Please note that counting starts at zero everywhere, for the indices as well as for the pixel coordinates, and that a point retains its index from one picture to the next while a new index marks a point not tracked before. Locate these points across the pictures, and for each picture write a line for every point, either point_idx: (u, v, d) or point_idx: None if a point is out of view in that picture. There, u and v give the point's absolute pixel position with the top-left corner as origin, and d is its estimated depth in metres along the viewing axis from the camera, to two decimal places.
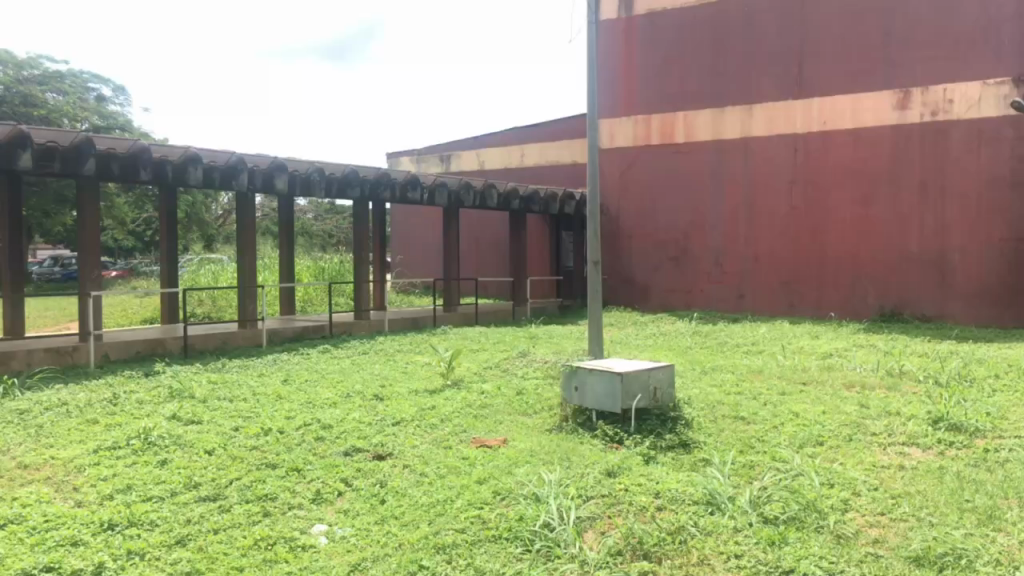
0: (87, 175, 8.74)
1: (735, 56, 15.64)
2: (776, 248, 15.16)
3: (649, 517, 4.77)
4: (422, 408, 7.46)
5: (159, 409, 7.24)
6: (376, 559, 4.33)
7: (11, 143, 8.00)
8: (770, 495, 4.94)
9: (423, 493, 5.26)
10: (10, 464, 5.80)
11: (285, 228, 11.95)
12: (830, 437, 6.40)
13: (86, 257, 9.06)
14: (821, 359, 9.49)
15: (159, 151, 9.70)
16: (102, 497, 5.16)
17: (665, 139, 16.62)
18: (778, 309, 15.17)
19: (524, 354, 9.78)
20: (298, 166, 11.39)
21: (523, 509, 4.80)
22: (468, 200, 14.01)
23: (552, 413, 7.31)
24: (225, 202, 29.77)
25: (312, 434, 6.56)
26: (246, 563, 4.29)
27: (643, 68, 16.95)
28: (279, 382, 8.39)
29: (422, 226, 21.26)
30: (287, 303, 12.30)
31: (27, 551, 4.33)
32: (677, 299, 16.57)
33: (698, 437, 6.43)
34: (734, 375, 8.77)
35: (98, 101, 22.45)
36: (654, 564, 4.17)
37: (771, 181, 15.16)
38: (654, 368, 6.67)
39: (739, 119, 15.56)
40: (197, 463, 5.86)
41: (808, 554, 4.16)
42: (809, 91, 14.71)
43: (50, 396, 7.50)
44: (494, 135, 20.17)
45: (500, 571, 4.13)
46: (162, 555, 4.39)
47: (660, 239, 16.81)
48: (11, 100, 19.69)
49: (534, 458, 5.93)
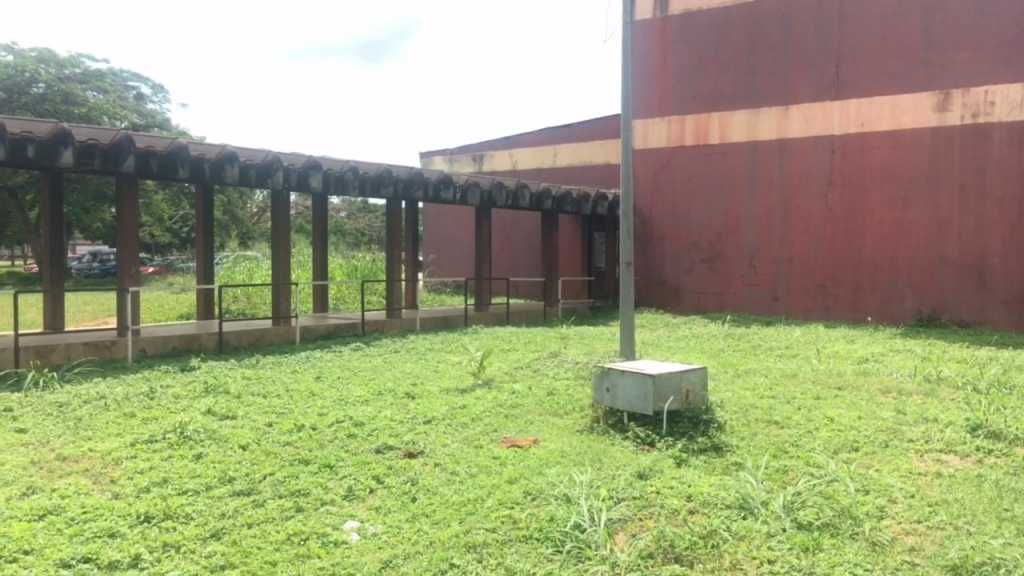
0: (126, 173, 8.89)
1: (771, 56, 15.48)
2: (812, 250, 14.98)
3: (681, 520, 4.75)
4: (453, 407, 7.48)
5: (194, 403, 7.34)
6: (408, 556, 4.35)
7: (55, 140, 8.16)
8: (804, 500, 4.90)
9: (454, 492, 5.27)
10: (50, 455, 5.93)
11: (319, 226, 12.02)
12: (865, 442, 6.31)
13: (125, 251, 9.20)
14: (857, 364, 9.36)
15: (197, 149, 9.82)
16: (139, 489, 5.25)
17: (699, 139, 16.52)
18: (813, 312, 15.00)
19: (556, 355, 9.76)
20: (333, 165, 11.46)
21: (554, 510, 4.78)
22: (500, 199, 14.00)
23: (584, 414, 7.29)
24: (260, 200, 30.11)
25: (345, 431, 6.62)
26: (280, 558, 4.33)
27: (679, 68, 16.84)
28: (311, 378, 8.46)
29: (455, 227, 21.32)
30: (320, 301, 12.39)
31: (65, 541, 4.42)
32: (710, 301, 16.49)
33: (730, 440, 6.37)
34: (768, 379, 8.68)
35: (138, 100, 22.82)
36: (685, 568, 4.15)
37: (807, 182, 14.99)
38: (685, 370, 6.63)
39: (774, 119, 15.41)
40: (232, 457, 5.93)
41: (843, 561, 4.11)
42: (846, 91, 14.50)
43: (89, 389, 7.64)
44: (527, 134, 20.19)
45: (531, 571, 4.13)
46: (197, 547, 4.45)
47: (692, 240, 16.73)
48: (52, 98, 20.02)
49: (566, 458, 5.93)
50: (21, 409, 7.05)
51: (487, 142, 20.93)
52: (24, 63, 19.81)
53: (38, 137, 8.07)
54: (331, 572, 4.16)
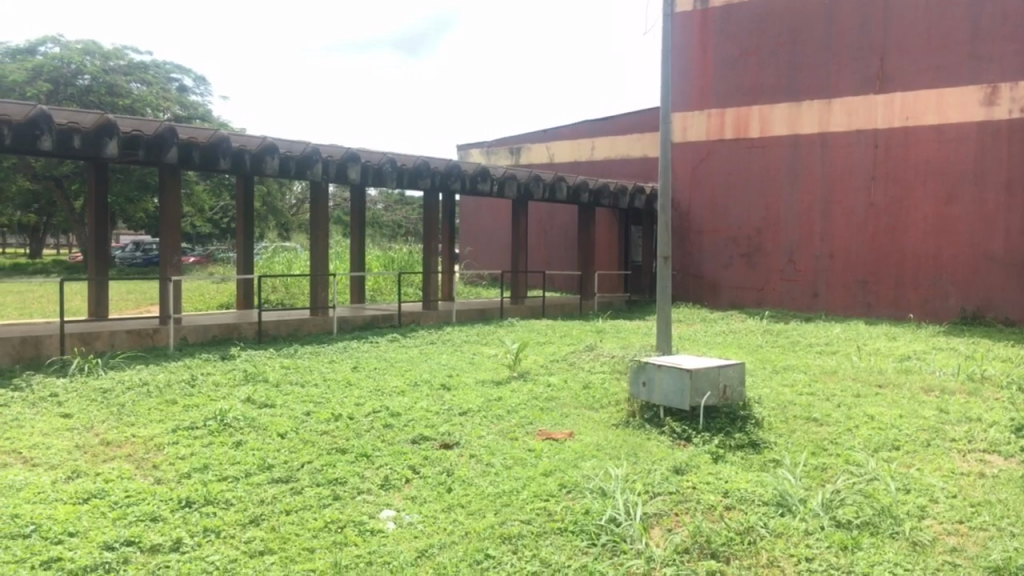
0: (169, 163, 9.01)
1: (813, 49, 15.25)
2: (852, 246, 14.76)
3: (718, 516, 4.72)
4: (488, 399, 7.50)
5: (234, 391, 7.45)
6: (444, 545, 4.38)
7: (100, 131, 8.30)
8: (844, 498, 4.85)
9: (489, 483, 5.29)
10: (94, 440, 6.06)
11: (357, 217, 12.08)
12: (906, 441, 6.22)
13: (167, 242, 9.33)
14: (899, 362, 9.21)
15: (238, 140, 9.92)
16: (180, 475, 5.35)
17: (739, 133, 16.34)
18: (854, 309, 14.78)
19: (592, 348, 9.74)
20: (371, 157, 11.51)
21: (589, 504, 4.77)
22: (538, 192, 13.98)
23: (619, 408, 7.26)
24: (299, 190, 30.41)
25: (381, 422, 6.66)
26: (318, 545, 4.38)
27: (719, 61, 16.67)
28: (348, 369, 8.52)
29: (492, 219, 21.35)
30: (357, 292, 12.48)
31: (109, 524, 4.51)
32: (749, 296, 16.36)
33: (767, 437, 6.32)
34: (807, 376, 8.59)
35: (180, 91, 23.12)
36: (722, 564, 4.12)
37: (849, 177, 14.76)
38: (723, 365, 6.57)
39: (816, 112, 15.18)
40: (270, 445, 6.00)
41: (882, 560, 4.06)
42: (891, 84, 14.23)
43: (133, 375, 7.79)
44: (565, 127, 20.13)
45: (566, 564, 4.12)
46: (237, 533, 4.52)
47: (731, 235, 16.59)
48: (98, 90, 20.38)
49: (602, 452, 5.91)
50: (66, 394, 7.21)
51: (524, 134, 20.90)
52: (70, 55, 20.20)
53: (83, 128, 8.23)
54: (368, 559, 4.19)
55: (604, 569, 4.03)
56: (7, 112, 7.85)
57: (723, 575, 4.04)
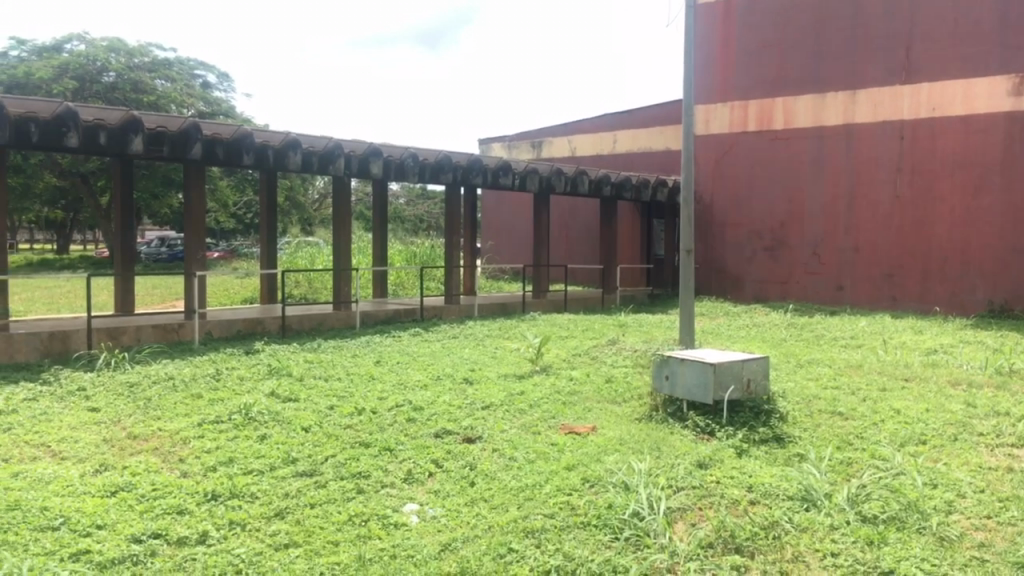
0: (194, 159, 9.08)
1: (838, 39, 15.11)
2: (878, 239, 14.63)
3: (742, 511, 4.70)
4: (511, 393, 7.50)
5: (258, 385, 7.50)
6: (466, 539, 4.39)
7: (125, 127, 8.38)
8: (870, 493, 4.81)
9: (513, 477, 5.29)
10: (121, 434, 6.12)
11: (379, 211, 12.11)
12: (933, 436, 6.15)
13: (192, 237, 9.40)
14: (926, 356, 9.12)
15: (262, 135, 9.98)
16: (206, 468, 5.39)
17: (762, 125, 16.23)
18: (879, 303, 14.65)
19: (614, 342, 9.73)
20: (393, 152, 11.53)
21: (612, 498, 4.77)
22: (559, 185, 13.96)
23: (642, 402, 7.24)
24: (321, 185, 30.56)
25: (404, 416, 6.69)
26: (342, 538, 4.40)
27: (742, 53, 16.56)
28: (371, 363, 8.55)
29: (514, 213, 21.35)
30: (379, 287, 12.51)
31: (136, 517, 4.57)
32: (772, 290, 16.27)
33: (792, 431, 6.28)
34: (831, 369, 8.52)
35: (205, 88, 23.25)
36: (746, 559, 4.11)
37: (874, 168, 14.61)
38: (746, 359, 6.54)
39: (841, 103, 15.05)
40: (295, 439, 6.04)
41: (909, 555, 4.03)
42: (917, 75, 14.07)
43: (159, 370, 7.86)
44: (586, 121, 20.08)
45: (589, 557, 4.11)
46: (262, 526, 4.55)
47: (754, 228, 16.50)
48: (122, 87, 20.58)
49: (625, 446, 5.90)
50: (94, 388, 7.28)
51: (545, 128, 20.88)
52: (96, 53, 20.47)
53: (109, 125, 8.31)
54: (392, 553, 4.21)
55: (628, 563, 4.02)
56: (33, 109, 7.97)
57: (748, 570, 4.03)
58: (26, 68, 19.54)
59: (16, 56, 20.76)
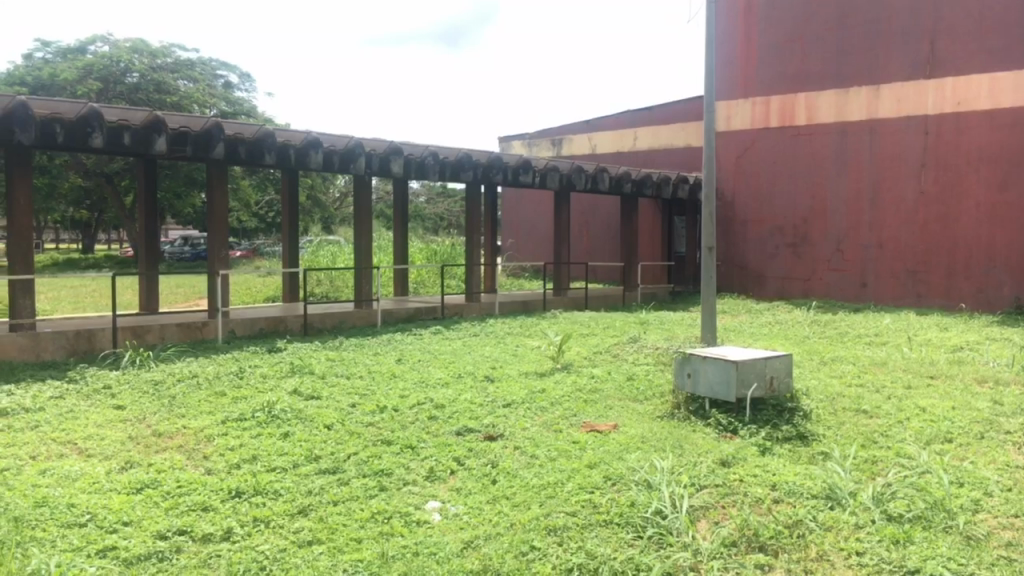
0: (216, 159, 9.14)
1: (860, 33, 14.96)
2: (902, 235, 14.49)
3: (766, 510, 4.67)
4: (532, 391, 7.50)
5: (281, 383, 7.54)
6: (489, 537, 4.39)
7: (148, 128, 8.45)
8: (895, 492, 4.76)
9: (534, 475, 5.29)
10: (146, 431, 6.18)
11: (400, 210, 12.13)
12: (959, 434, 6.07)
13: (215, 236, 9.48)
14: (952, 353, 9.02)
15: (284, 135, 10.03)
16: (231, 465, 5.43)
17: (785, 121, 16.12)
18: (904, 299, 14.51)
19: (636, 340, 9.70)
20: (414, 150, 11.55)
21: (634, 496, 4.75)
22: (580, 182, 13.93)
23: (664, 400, 7.21)
24: (342, 184, 30.69)
25: (426, 413, 6.71)
26: (365, 535, 4.42)
27: (764, 48, 16.44)
28: (392, 361, 8.59)
29: (535, 211, 21.34)
30: (400, 285, 12.55)
31: (162, 514, 4.61)
32: (795, 287, 16.15)
33: (816, 429, 6.23)
34: (856, 367, 8.45)
35: (226, 88, 23.38)
36: (770, 557, 4.08)
37: (898, 164, 14.47)
38: (769, 357, 6.48)
39: (864, 99, 14.91)
40: (318, 437, 6.07)
41: (935, 554, 3.99)
42: (941, 68, 13.92)
43: (183, 368, 7.93)
44: (607, 118, 20.03)
45: (612, 556, 4.10)
46: (285, 523, 4.57)
47: (777, 224, 16.39)
48: (146, 88, 20.76)
49: (647, 444, 5.88)
50: (119, 387, 7.35)
51: (566, 126, 20.85)
52: (119, 54, 20.54)
53: (133, 125, 8.38)
54: (415, 550, 4.22)
55: (651, 561, 4.01)
56: (59, 109, 8.08)
57: (771, 568, 4.01)
58: (51, 69, 19.80)
59: (41, 57, 20.98)
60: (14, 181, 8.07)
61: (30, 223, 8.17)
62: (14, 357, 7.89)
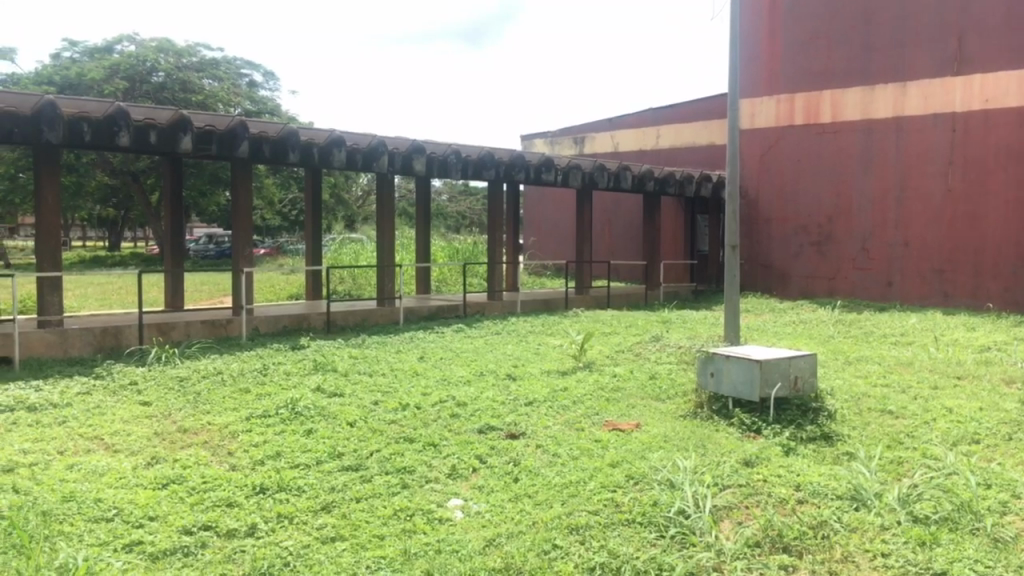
0: (241, 158, 9.21)
1: (887, 30, 14.81)
2: (928, 234, 14.33)
3: (790, 510, 4.64)
4: (554, 390, 7.48)
5: (304, 380, 7.59)
6: (511, 535, 4.39)
7: (175, 126, 8.52)
8: (921, 493, 4.72)
9: (556, 473, 5.29)
10: (171, 427, 6.24)
11: (422, 207, 12.15)
12: (986, 435, 6.00)
13: (239, 234, 9.55)
14: (979, 353, 8.91)
15: (307, 134, 10.07)
16: (255, 462, 5.47)
17: (809, 119, 16.00)
18: (930, 299, 14.36)
19: (658, 338, 9.67)
20: (436, 148, 11.57)
21: (657, 495, 4.74)
22: (602, 181, 13.90)
23: (686, 399, 7.18)
24: (365, 182, 30.81)
25: (448, 411, 6.72)
26: (387, 532, 4.43)
27: (789, 45, 16.32)
28: (414, 359, 8.60)
29: (558, 209, 21.30)
30: (423, 283, 12.58)
31: (187, 509, 4.65)
32: (819, 286, 16.03)
33: (841, 430, 6.18)
34: (881, 367, 8.37)
35: (251, 87, 23.51)
36: (795, 558, 4.06)
37: (925, 162, 14.31)
38: (794, 357, 6.43)
39: (890, 96, 14.76)
40: (340, 433, 6.10)
41: (962, 557, 3.94)
42: (969, 65, 13.74)
43: (208, 364, 8.00)
44: (629, 116, 19.96)
45: (635, 555, 4.09)
46: (309, 519, 4.59)
47: (801, 223, 16.27)
48: (171, 87, 20.95)
49: (669, 443, 5.86)
50: (145, 383, 7.43)
51: (588, 124, 20.81)
52: (145, 53, 20.73)
53: (160, 124, 8.45)
54: (438, 547, 4.23)
55: (673, 561, 4.00)
56: (86, 109, 8.16)
57: (796, 569, 3.98)
58: (79, 69, 20.04)
59: (68, 57, 21.22)
60: (43, 179, 8.16)
61: (59, 222, 8.25)
62: (42, 354, 7.98)
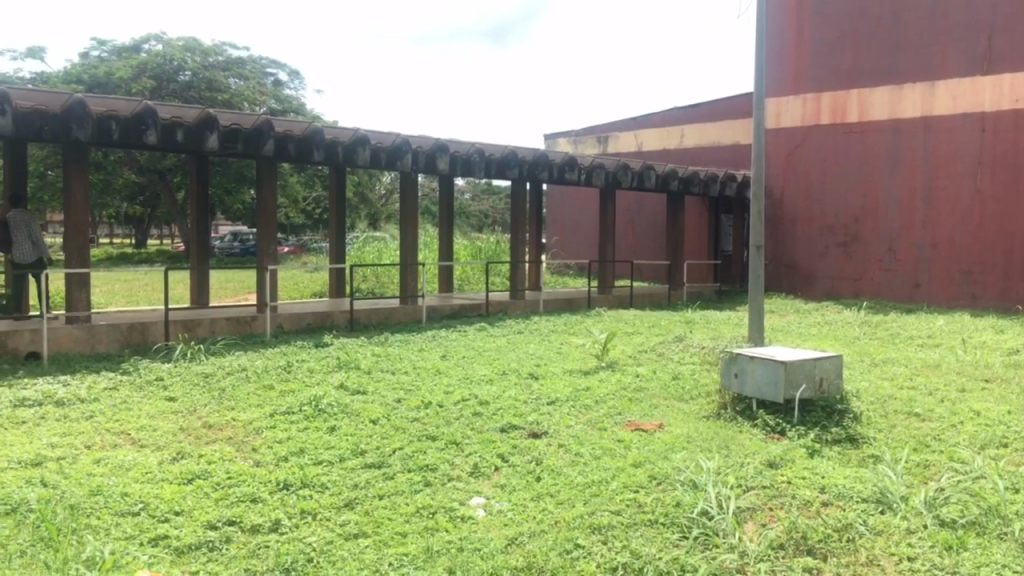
0: (266, 156, 9.27)
1: (915, 28, 14.63)
2: (957, 235, 14.16)
3: (814, 512, 4.60)
4: (577, 390, 7.46)
5: (327, 377, 7.64)
6: (533, 534, 4.38)
7: (201, 124, 8.59)
8: (948, 497, 4.66)
9: (579, 473, 5.28)
10: (197, 423, 6.29)
11: (445, 207, 12.16)
12: (1015, 439, 5.92)
13: (263, 232, 9.59)
14: (1007, 356, 8.79)
15: (331, 133, 10.12)
16: (279, 458, 5.51)
17: (836, 118, 15.86)
18: (958, 301, 14.19)
19: (681, 339, 9.63)
20: (460, 147, 11.58)
21: (680, 496, 4.72)
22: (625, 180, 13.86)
23: (710, 400, 7.14)
24: (388, 181, 30.91)
25: (470, 410, 6.72)
26: (410, 529, 4.45)
27: (816, 44, 16.18)
28: (436, 357, 8.62)
29: (582, 208, 21.25)
30: (445, 281, 12.60)
31: (212, 505, 4.68)
32: (845, 287, 15.89)
33: (866, 432, 6.12)
34: (907, 369, 8.28)
35: (276, 86, 23.64)
36: (819, 561, 4.02)
37: (954, 162, 14.14)
38: (819, 358, 6.38)
39: (919, 95, 14.60)
40: (363, 431, 6.12)
41: (989, 562, 3.89)
42: (1000, 64, 13.55)
43: (232, 361, 8.06)
44: (654, 115, 19.87)
45: (657, 556, 4.07)
46: (332, 516, 4.61)
47: (828, 223, 16.14)
48: (197, 86, 21.13)
49: (693, 444, 5.83)
50: (171, 378, 7.50)
51: (613, 123, 20.73)
52: (173, 52, 20.92)
53: (186, 122, 8.53)
54: (460, 545, 4.23)
55: (695, 562, 3.97)
56: (115, 107, 8.25)
57: (820, 572, 3.94)
58: (107, 68, 20.25)
59: (97, 56, 21.45)
60: (71, 177, 8.25)
61: (86, 219, 8.35)
62: (69, 349, 8.07)
